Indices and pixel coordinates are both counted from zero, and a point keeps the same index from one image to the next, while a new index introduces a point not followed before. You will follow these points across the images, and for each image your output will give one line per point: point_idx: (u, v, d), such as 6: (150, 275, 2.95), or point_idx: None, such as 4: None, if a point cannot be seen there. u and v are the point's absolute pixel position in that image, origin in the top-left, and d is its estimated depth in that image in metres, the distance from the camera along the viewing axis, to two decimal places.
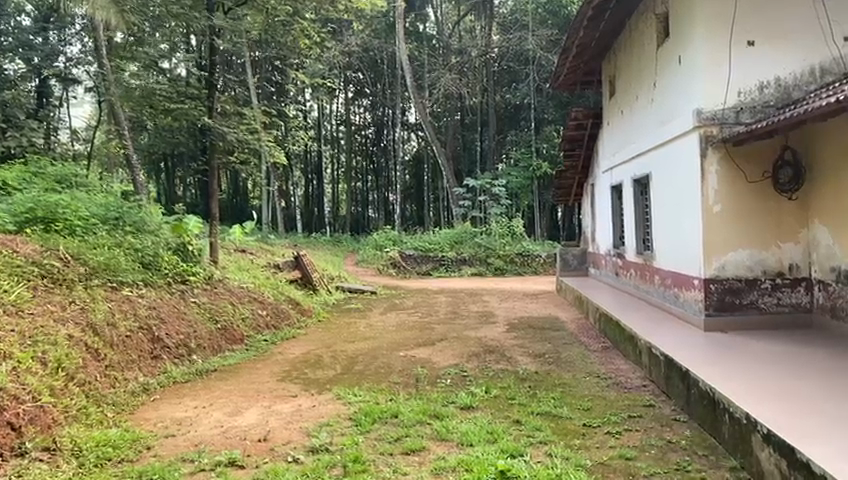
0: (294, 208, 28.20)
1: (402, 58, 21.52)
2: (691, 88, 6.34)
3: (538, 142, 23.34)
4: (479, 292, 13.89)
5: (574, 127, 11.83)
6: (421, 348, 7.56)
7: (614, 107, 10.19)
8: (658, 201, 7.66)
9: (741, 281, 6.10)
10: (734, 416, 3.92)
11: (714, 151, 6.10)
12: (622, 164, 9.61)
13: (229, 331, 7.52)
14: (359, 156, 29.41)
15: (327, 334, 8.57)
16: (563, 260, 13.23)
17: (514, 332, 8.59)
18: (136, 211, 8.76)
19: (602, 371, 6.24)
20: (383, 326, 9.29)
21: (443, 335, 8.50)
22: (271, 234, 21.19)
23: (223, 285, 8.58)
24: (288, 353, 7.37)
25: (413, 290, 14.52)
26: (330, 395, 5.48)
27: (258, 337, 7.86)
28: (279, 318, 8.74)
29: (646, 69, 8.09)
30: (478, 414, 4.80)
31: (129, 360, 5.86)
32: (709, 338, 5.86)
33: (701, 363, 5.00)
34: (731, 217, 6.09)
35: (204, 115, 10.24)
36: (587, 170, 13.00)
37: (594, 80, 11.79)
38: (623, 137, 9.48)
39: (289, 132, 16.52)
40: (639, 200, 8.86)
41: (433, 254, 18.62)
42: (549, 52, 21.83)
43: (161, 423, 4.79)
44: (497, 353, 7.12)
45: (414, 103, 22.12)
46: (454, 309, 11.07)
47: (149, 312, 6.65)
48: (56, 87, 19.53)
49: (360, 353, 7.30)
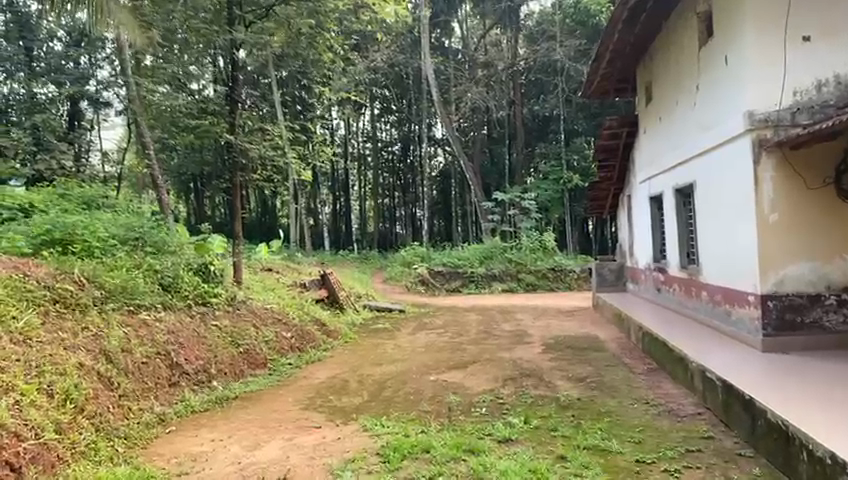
0: (322, 226, 28.09)
1: (427, 72, 21.32)
2: (740, 87, 5.86)
3: (568, 154, 22.86)
4: (510, 309, 13.42)
5: (607, 137, 11.36)
6: (453, 371, 7.14)
7: (651, 114, 9.71)
8: (704, 212, 7.17)
9: (803, 297, 5.59)
10: (814, 454, 3.40)
11: (768, 155, 5.59)
12: (662, 173, 9.13)
13: (252, 355, 7.20)
14: (386, 172, 29.21)
15: (354, 356, 8.20)
16: (599, 275, 12.72)
17: (551, 353, 8.12)
18: (157, 231, 8.54)
19: (650, 397, 5.74)
20: (412, 347, 8.90)
21: (475, 356, 8.07)
22: (298, 252, 21.01)
23: (246, 306, 8.24)
24: (313, 378, 7.03)
25: (442, 307, 14.10)
26: (356, 426, 5.08)
27: (282, 361, 7.53)
28: (304, 339, 8.40)
29: (687, 71, 7.64)
30: (518, 448, 4.37)
31: (144, 388, 5.56)
32: (769, 360, 5.35)
33: (765, 389, 4.49)
34: (789, 227, 5.59)
35: (226, 131, 10.10)
36: (623, 181, 12.50)
37: (628, 87, 11.31)
38: (662, 145, 8.99)
39: (313, 149, 16.33)
40: (682, 211, 8.36)
41: (462, 270, 18.19)
42: (577, 62, 21.49)
43: (175, 458, 4.45)
44: (534, 377, 6.67)
45: (441, 118, 21.83)
46: (486, 328, 10.64)
47: (167, 337, 6.36)
48: (86, 110, 19.69)
49: (388, 377, 6.91)
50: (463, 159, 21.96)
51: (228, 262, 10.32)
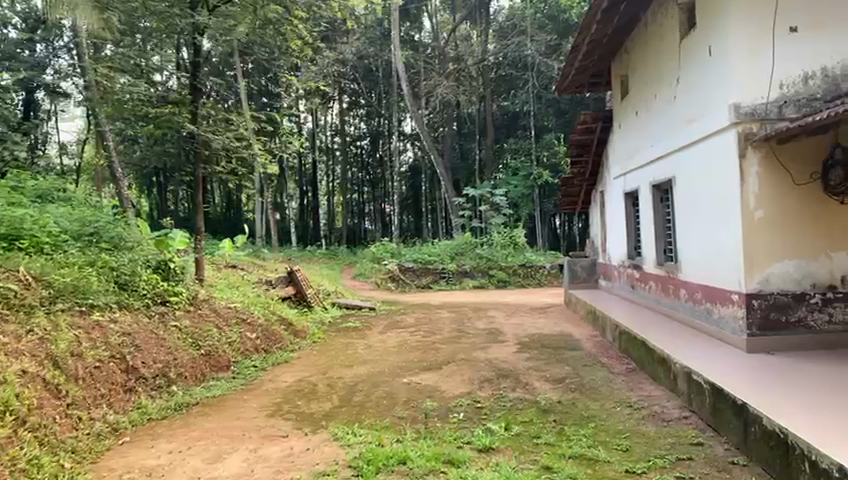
0: (289, 221, 27.60)
1: (397, 65, 20.98)
2: (724, 80, 5.69)
3: (539, 150, 22.72)
4: (482, 306, 13.20)
5: (581, 131, 11.19)
6: (427, 372, 6.85)
7: (627, 108, 9.57)
8: (684, 208, 7.02)
9: (788, 295, 5.44)
10: (818, 466, 3.21)
11: (754, 150, 5.43)
12: (638, 168, 8.98)
13: (214, 357, 6.80)
14: (355, 167, 28.78)
15: (322, 357, 7.85)
16: (571, 272, 12.57)
17: (527, 352, 7.88)
18: (115, 225, 8.09)
19: (633, 399, 5.54)
20: (382, 347, 8.58)
21: (449, 356, 7.80)
22: (264, 248, 20.51)
23: (208, 306, 7.83)
24: (280, 381, 6.68)
25: (413, 304, 13.82)
26: (326, 435, 4.76)
27: (246, 363, 7.17)
28: (270, 340, 8.03)
29: (666, 64, 7.47)
30: (499, 458, 4.10)
31: (97, 395, 5.15)
32: (755, 362, 5.18)
33: (756, 393, 4.31)
34: (775, 223, 5.43)
35: (189, 120, 9.57)
36: (595, 176, 12.34)
37: (602, 81, 11.15)
38: (639, 139, 8.83)
39: (278, 143, 15.86)
40: (659, 207, 8.20)
41: (433, 266, 17.93)
42: (548, 58, 21.30)
43: (128, 473, 4.07)
44: (511, 379, 6.42)
45: (411, 112, 21.52)
46: (459, 326, 10.37)
47: (123, 340, 5.94)
48: (43, 100, 18.87)
49: (359, 379, 6.59)
50: (433, 154, 21.69)
51: (190, 259, 9.87)
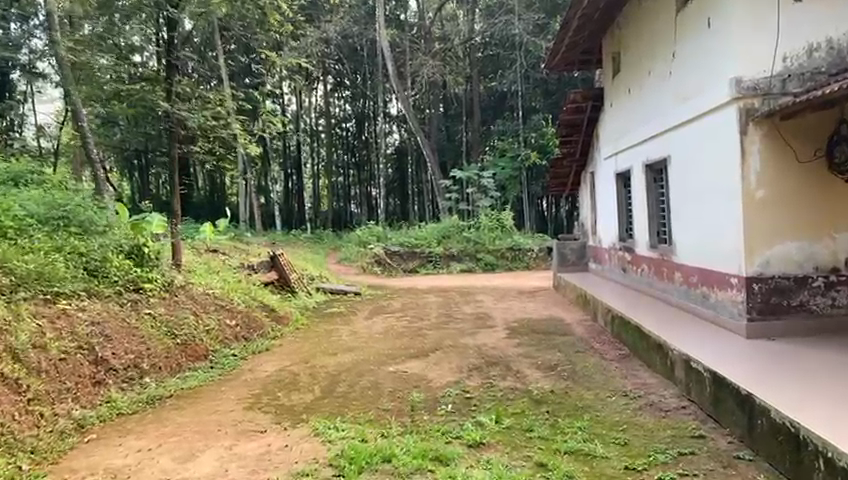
0: (273, 205, 27.16)
1: (382, 44, 20.50)
2: (725, 52, 5.42)
3: (527, 132, 22.41)
4: (470, 290, 12.95)
5: (572, 111, 10.90)
6: (413, 361, 6.58)
7: (619, 86, 9.29)
8: (680, 188, 6.77)
9: (789, 279, 5.22)
10: (834, 465, 2.97)
11: (756, 126, 5.17)
12: (629, 148, 8.72)
13: (190, 346, 6.49)
14: (340, 149, 28.33)
15: (305, 345, 7.56)
16: (561, 255, 12.32)
17: (516, 338, 7.64)
18: (87, 208, 7.73)
19: (628, 388, 5.30)
20: (367, 334, 8.31)
21: (437, 343, 7.54)
22: (247, 232, 20.10)
23: (185, 292, 7.48)
24: (259, 371, 6.39)
25: (399, 289, 13.54)
26: (306, 430, 4.49)
27: (225, 352, 6.86)
28: (250, 328, 7.72)
29: (661, 39, 7.19)
30: (490, 455, 3.84)
31: (61, 389, 4.84)
32: (756, 348, 4.96)
33: (760, 382, 4.08)
34: (776, 203, 5.20)
35: (162, 98, 9.22)
36: (585, 157, 12.07)
37: (593, 59, 10.83)
38: (632, 117, 8.56)
39: (260, 124, 15.42)
40: (653, 187, 7.95)
41: (420, 250, 17.64)
42: (536, 37, 20.94)
43: (91, 475, 3.78)
44: (501, 367, 6.17)
45: (397, 93, 21.10)
46: (447, 311, 10.11)
47: (91, 330, 5.62)
48: (18, 81, 18.27)
49: (342, 369, 6.31)
50: (419, 135, 21.31)
51: (167, 244, 9.51)
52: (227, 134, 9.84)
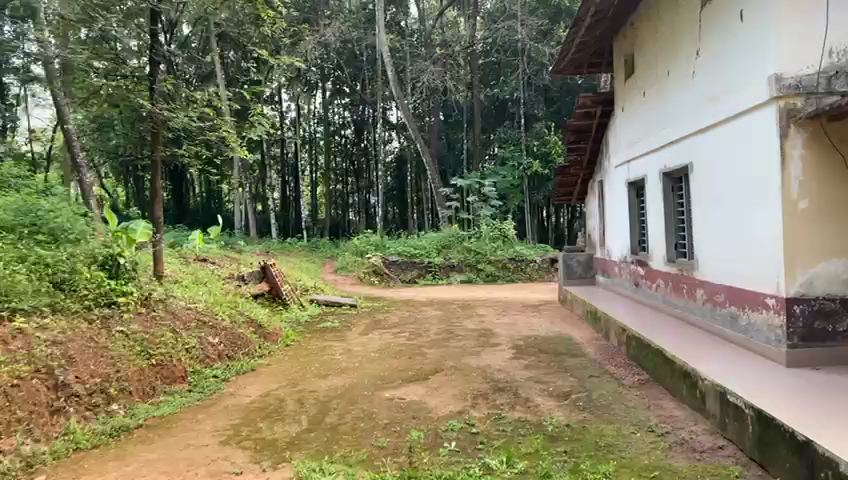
0: (269, 212, 26.57)
1: (382, 48, 20.01)
2: (763, 47, 4.89)
3: (529, 140, 21.93)
4: (472, 303, 12.34)
5: (580, 116, 10.34)
6: (411, 385, 5.99)
7: (632, 89, 8.75)
8: (705, 198, 6.21)
9: (835, 301, 4.67)
10: None
11: (798, 129, 4.62)
12: (644, 154, 8.17)
13: (167, 367, 5.89)
14: (338, 156, 27.71)
15: (295, 366, 6.97)
16: (567, 267, 11.73)
17: (523, 359, 7.04)
18: (63, 213, 7.18)
19: (652, 422, 4.71)
20: (362, 352, 7.71)
21: (437, 363, 6.95)
22: (241, 240, 19.55)
23: (164, 307, 6.88)
24: (242, 396, 5.79)
25: (397, 301, 12.95)
26: (288, 472, 3.89)
27: (206, 373, 6.26)
28: (235, 346, 7.13)
29: (682, 37, 6.67)
30: None
31: (10, 421, 4.26)
32: (800, 378, 4.39)
33: (817, 424, 3.48)
34: (820, 215, 4.65)
35: (147, 99, 8.65)
36: (593, 165, 11.50)
37: (602, 62, 10.33)
38: (647, 122, 8.01)
39: (254, 127, 14.83)
40: (670, 197, 7.40)
41: (419, 260, 17.08)
42: (539, 43, 20.54)
43: None
44: (509, 394, 5.57)
45: (397, 99, 20.55)
46: (447, 327, 9.52)
47: (52, 351, 5.04)
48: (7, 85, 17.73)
49: (333, 394, 5.72)
50: (420, 142, 20.75)
51: (150, 253, 8.92)
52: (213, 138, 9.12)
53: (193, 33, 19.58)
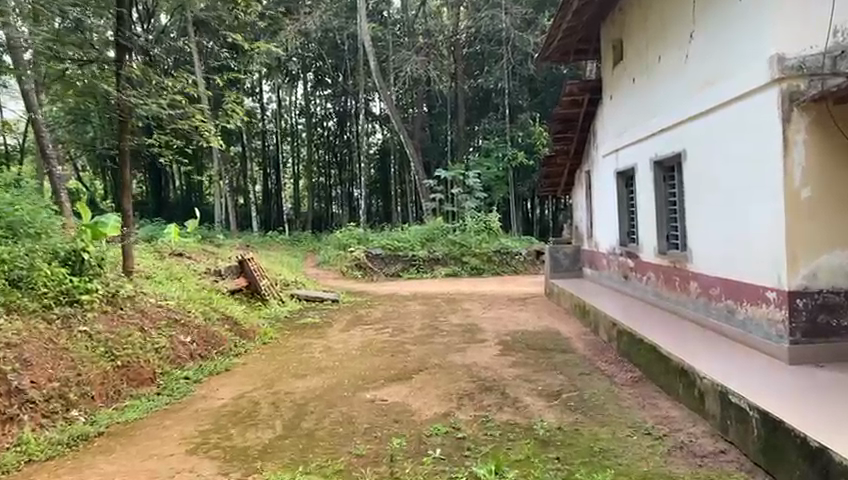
0: (251, 206, 26.10)
1: (364, 37, 19.55)
2: (762, 26, 4.65)
3: (514, 131, 21.66)
4: (457, 297, 12.07)
5: (567, 104, 10.04)
6: (393, 385, 5.69)
7: (620, 76, 8.49)
8: (700, 186, 5.96)
9: (839, 294, 4.43)
10: None
11: (801, 112, 4.38)
12: (633, 143, 7.91)
13: (133, 369, 5.54)
14: (321, 149, 27.26)
15: (272, 365, 6.65)
16: (553, 260, 11.48)
17: (510, 356, 6.77)
18: (24, 207, 6.78)
19: (648, 424, 4.45)
20: (343, 350, 7.39)
21: (420, 361, 6.66)
22: (220, 234, 19.11)
23: (132, 304, 6.52)
24: (213, 399, 5.46)
25: (381, 295, 12.65)
26: None
27: (176, 375, 5.93)
28: (209, 345, 6.79)
29: (674, 19, 6.41)
30: None
31: None
32: (803, 375, 4.15)
33: (830, 428, 3.23)
34: (823, 203, 4.42)
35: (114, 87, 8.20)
36: (580, 156, 11.22)
37: (590, 49, 10.06)
38: (637, 109, 7.74)
39: (231, 117, 14.36)
40: (661, 187, 7.14)
41: (403, 253, 16.75)
42: (524, 32, 20.22)
43: None
44: (497, 394, 5.29)
45: (380, 90, 20.15)
46: (431, 322, 9.23)
47: (5, 354, 4.69)
48: None
49: (310, 396, 5.41)
50: (403, 134, 20.36)
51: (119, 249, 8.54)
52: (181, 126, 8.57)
53: (170, 22, 19.02)
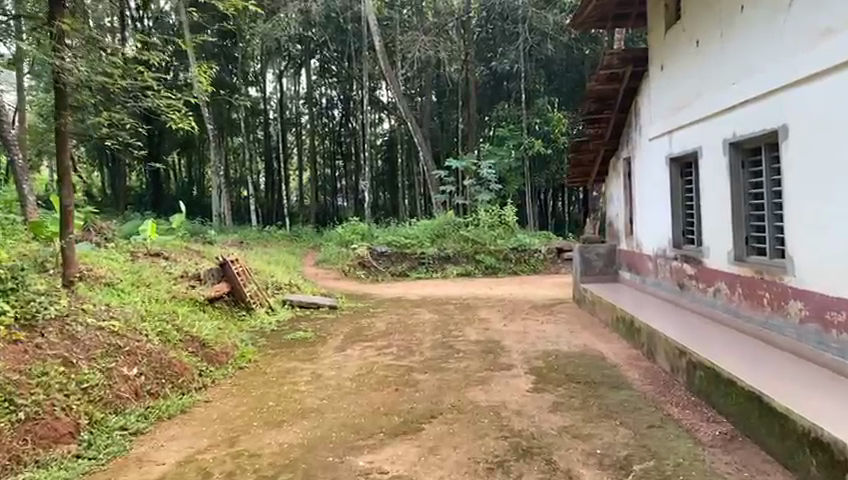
0: (250, 199, 24.61)
1: (370, 16, 17.92)
2: None
3: (530, 117, 19.86)
4: (473, 304, 10.54)
5: (603, 79, 8.48)
6: (399, 443, 4.19)
7: (674, 40, 6.98)
8: (810, 174, 4.47)
9: None
10: None
11: None
12: (696, 121, 6.41)
13: (44, 423, 4.08)
14: (325, 138, 25.76)
15: (241, 404, 5.16)
16: (584, 261, 9.94)
17: (548, 393, 5.24)
18: None
19: None
20: (334, 379, 5.89)
21: (434, 400, 5.14)
22: (211, 228, 17.64)
23: (59, 331, 5.13)
24: (151, 464, 3.97)
25: (386, 301, 11.12)
26: None
27: (111, 423, 4.46)
28: (161, 377, 5.29)
29: None
30: None
31: None
32: None
33: None
34: None
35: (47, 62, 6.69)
36: (617, 140, 9.64)
37: (631, 13, 8.49)
38: (703, 79, 6.22)
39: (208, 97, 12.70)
40: (738, 176, 5.62)
41: (410, 251, 15.25)
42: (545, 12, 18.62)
43: None
44: (541, 464, 3.77)
45: (386, 75, 18.56)
46: (444, 338, 7.71)
47: None
48: None
49: (281, 464, 3.91)
50: (411, 122, 18.72)
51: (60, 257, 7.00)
52: (140, 108, 6.98)
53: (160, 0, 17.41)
